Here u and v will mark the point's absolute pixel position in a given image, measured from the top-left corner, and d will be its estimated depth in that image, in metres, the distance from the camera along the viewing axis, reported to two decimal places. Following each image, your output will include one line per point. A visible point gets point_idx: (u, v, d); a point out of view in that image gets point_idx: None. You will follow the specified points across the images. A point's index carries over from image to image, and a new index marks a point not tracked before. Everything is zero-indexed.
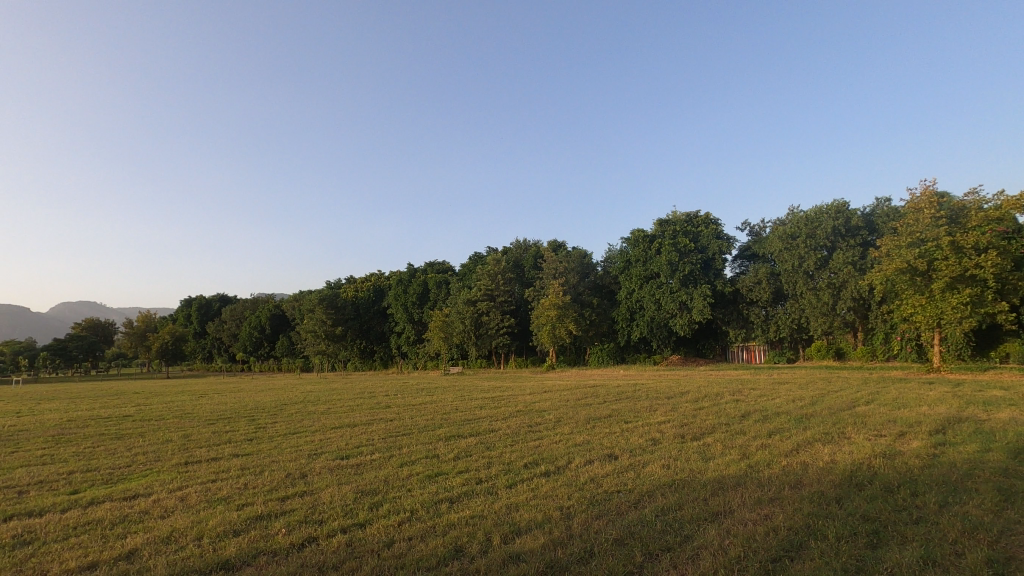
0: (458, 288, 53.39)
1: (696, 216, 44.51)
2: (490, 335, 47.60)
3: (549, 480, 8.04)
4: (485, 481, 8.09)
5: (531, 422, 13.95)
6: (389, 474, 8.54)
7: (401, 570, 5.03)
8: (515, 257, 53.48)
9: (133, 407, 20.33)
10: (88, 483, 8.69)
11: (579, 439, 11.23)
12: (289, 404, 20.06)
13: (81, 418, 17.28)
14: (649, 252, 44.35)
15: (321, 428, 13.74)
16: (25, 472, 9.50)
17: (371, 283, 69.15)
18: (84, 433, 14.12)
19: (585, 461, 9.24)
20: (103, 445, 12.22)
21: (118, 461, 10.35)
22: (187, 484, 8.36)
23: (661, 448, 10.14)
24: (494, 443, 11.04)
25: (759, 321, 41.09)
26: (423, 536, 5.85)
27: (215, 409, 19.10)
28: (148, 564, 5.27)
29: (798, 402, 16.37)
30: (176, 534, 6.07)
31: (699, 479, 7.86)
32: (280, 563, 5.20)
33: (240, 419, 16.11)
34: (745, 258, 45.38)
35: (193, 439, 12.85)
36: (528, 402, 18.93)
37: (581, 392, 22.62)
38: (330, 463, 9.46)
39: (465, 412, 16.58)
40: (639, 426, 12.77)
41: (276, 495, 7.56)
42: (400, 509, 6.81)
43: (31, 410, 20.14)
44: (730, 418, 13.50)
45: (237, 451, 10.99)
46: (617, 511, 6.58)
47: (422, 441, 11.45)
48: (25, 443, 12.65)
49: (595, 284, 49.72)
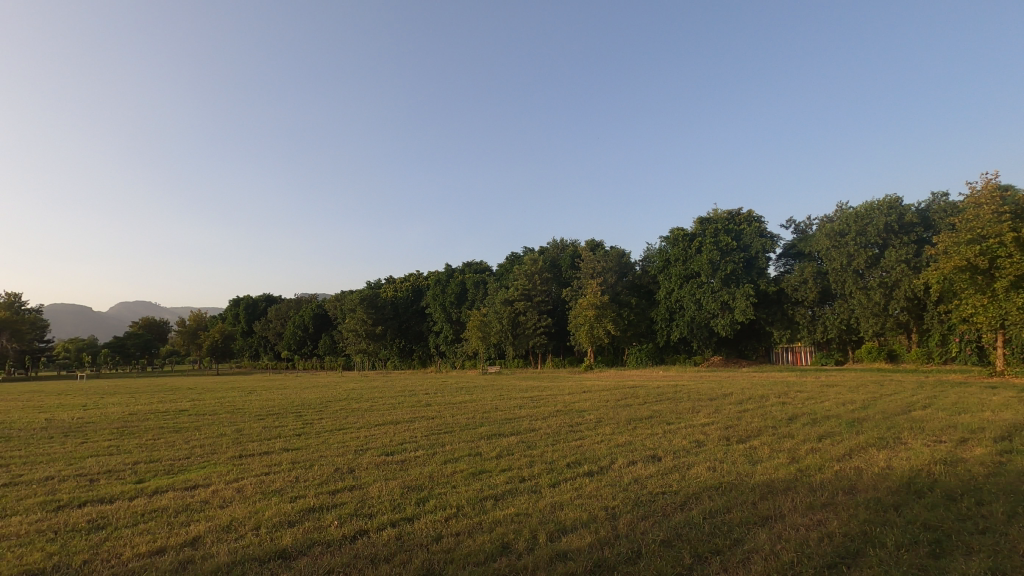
0: (495, 288, 53.71)
1: (738, 213, 43.50)
2: (527, 335, 47.68)
3: (593, 480, 8.02)
4: (528, 479, 8.14)
5: (571, 421, 13.94)
6: (434, 471, 8.69)
7: (450, 564, 5.13)
8: (552, 257, 53.39)
9: (188, 403, 21.28)
10: (151, 473, 9.17)
11: (621, 440, 11.15)
12: (333, 401, 20.63)
13: (142, 411, 18.24)
14: (689, 251, 43.54)
15: (366, 425, 14.10)
16: (94, 461, 10.10)
17: (410, 283, 70.36)
18: (145, 426, 14.89)
19: (628, 462, 9.15)
20: (164, 438, 12.87)
21: (176, 453, 10.87)
22: (242, 476, 8.73)
23: (706, 450, 9.94)
24: (535, 442, 11.07)
25: (805, 321, 39.75)
26: (470, 532, 5.94)
27: (264, 405, 19.82)
28: (211, 551, 5.53)
29: (850, 405, 15.78)
30: (235, 523, 6.35)
31: (747, 482, 7.69)
32: (333, 555, 5.36)
33: (289, 414, 16.72)
34: (789, 257, 43.97)
35: (245, 433, 13.37)
36: (567, 402, 18.83)
37: (621, 392, 22.39)
38: (376, 459, 9.69)
39: (505, 411, 16.66)
40: (681, 428, 12.58)
41: (327, 488, 7.80)
42: (446, 505, 6.93)
43: (96, 404, 21.37)
44: (777, 420, 13.15)
45: (286, 445, 11.37)
46: (664, 512, 6.50)
47: (464, 440, 11.58)
48: (94, 435, 13.45)
49: (633, 284, 49.20)
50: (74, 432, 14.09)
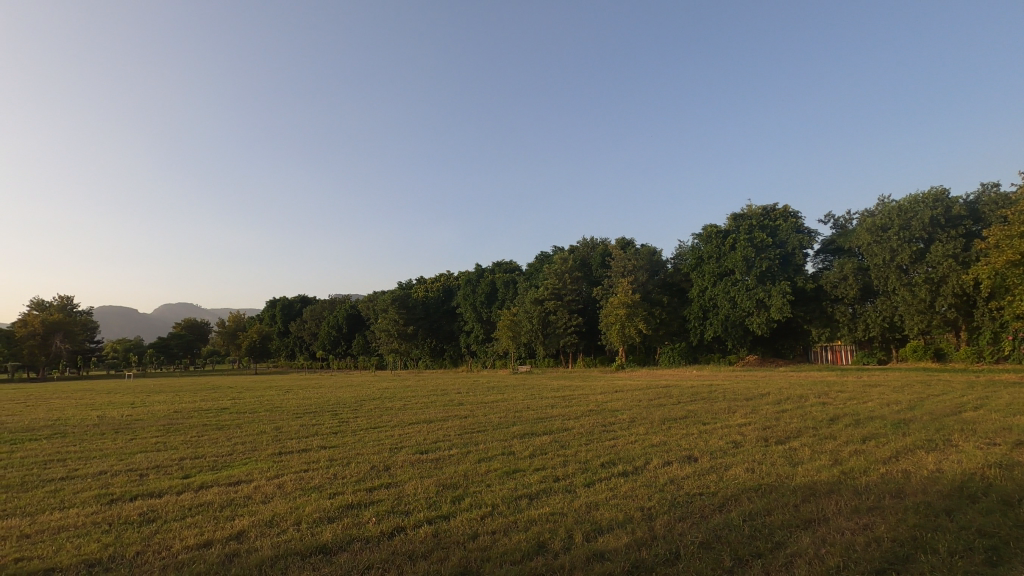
0: (525, 287, 53.75)
1: (773, 209, 42.52)
2: (558, 334, 47.55)
3: (628, 480, 7.95)
4: (562, 479, 8.11)
5: (604, 421, 13.84)
6: (468, 469, 8.77)
7: (487, 562, 5.16)
8: (581, 255, 53.15)
9: (229, 401, 21.91)
10: (197, 468, 9.51)
11: (656, 440, 11.03)
12: (367, 400, 21.01)
13: (187, 409, 18.95)
14: (722, 248, 42.72)
15: (400, 423, 14.32)
16: (144, 457, 10.52)
17: (441, 283, 71.05)
18: (189, 423, 15.41)
19: (663, 462, 9.02)
20: (207, 435, 13.33)
21: (219, 450, 11.22)
22: (282, 473, 8.96)
23: (744, 452, 9.72)
24: (568, 441, 11.02)
25: (846, 319, 38.47)
26: (506, 530, 5.96)
27: (300, 403, 20.32)
28: (255, 545, 5.70)
29: (895, 406, 15.21)
30: (277, 518, 6.52)
31: (788, 484, 7.49)
32: (372, 551, 5.45)
33: (326, 412, 17.11)
34: (828, 253, 42.65)
35: (284, 431, 13.70)
36: (599, 401, 18.69)
37: (654, 392, 22.09)
38: (411, 457, 9.81)
39: (537, 410, 16.64)
40: (717, 428, 12.34)
41: (364, 485, 7.94)
42: (482, 503, 6.97)
43: (144, 402, 22.28)
44: (818, 421, 12.78)
45: (324, 443, 11.64)
46: (702, 514, 6.40)
47: (496, 438, 11.63)
48: (142, 431, 14.01)
49: (665, 282, 48.53)
50: (123, 428, 14.72)
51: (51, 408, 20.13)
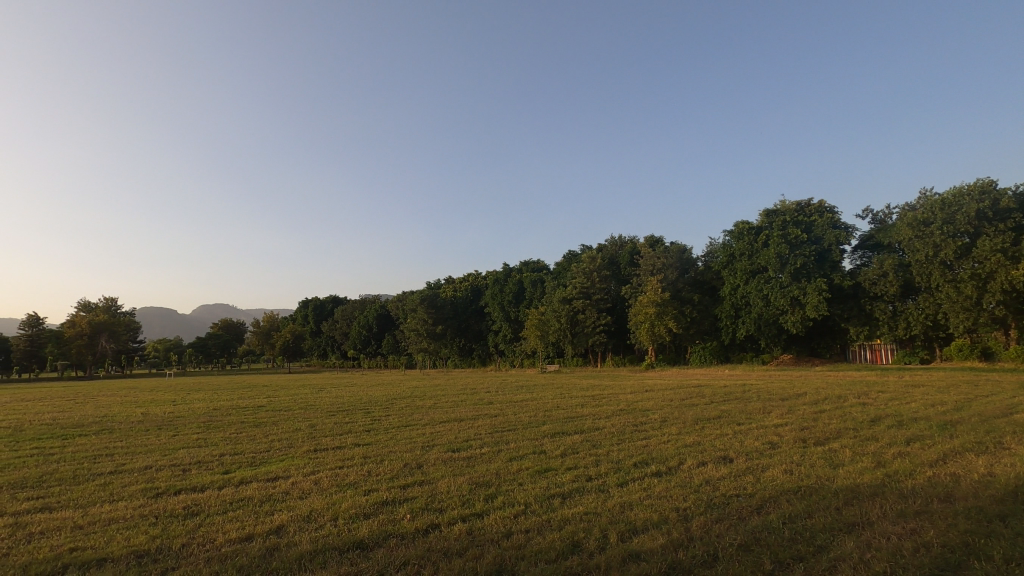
0: (553, 287, 53.68)
1: (808, 204, 41.42)
2: (587, 333, 47.33)
3: (662, 480, 7.86)
4: (595, 478, 8.06)
5: (635, 421, 13.69)
6: (500, 467, 8.81)
7: (522, 560, 5.16)
8: (610, 254, 52.78)
9: (265, 399, 22.47)
10: (237, 464, 9.79)
11: (689, 440, 10.89)
12: (398, 398, 21.28)
13: (226, 406, 19.54)
14: (755, 245, 41.81)
15: (432, 422, 14.44)
16: (187, 453, 10.88)
17: (469, 283, 71.52)
18: (228, 420, 15.89)
19: (698, 462, 8.88)
20: (245, 432, 13.68)
21: (256, 446, 11.51)
22: (319, 469, 9.15)
23: (781, 453, 9.50)
24: (599, 441, 10.93)
25: (886, 317, 37.16)
26: (539, 529, 5.95)
27: (333, 401, 20.64)
28: (295, 539, 5.82)
29: (940, 407, 14.63)
30: (315, 513, 6.65)
31: (829, 486, 7.27)
32: (408, 547, 5.51)
33: (358, 410, 17.40)
34: (866, 249, 41.33)
35: (319, 428, 14.00)
36: (630, 401, 18.50)
37: (685, 391, 21.75)
38: (444, 455, 9.88)
39: (567, 409, 16.60)
40: (752, 428, 12.08)
41: (397, 482, 8.05)
42: (514, 501, 7.00)
43: (184, 399, 22.99)
44: (858, 422, 12.41)
45: (358, 441, 11.84)
46: (739, 515, 6.28)
47: (527, 437, 11.64)
48: (184, 428, 14.49)
49: (696, 280, 47.82)
50: (166, 425, 15.26)
51: (99, 405, 21.07)
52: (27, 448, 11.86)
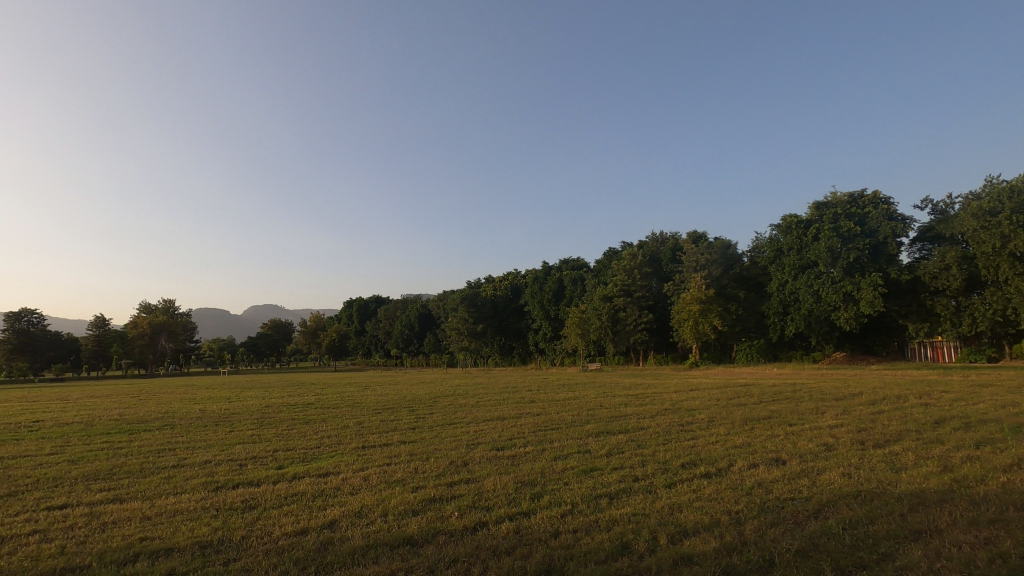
0: (593, 284, 53.35)
1: (861, 195, 39.62)
2: (628, 331, 46.75)
3: (712, 482, 7.67)
4: (642, 479, 7.93)
5: (680, 420, 13.40)
6: (545, 466, 8.78)
7: (572, 561, 5.13)
8: (650, 251, 52.04)
9: (314, 396, 23.16)
10: (289, 459, 10.13)
11: (739, 440, 10.58)
12: (441, 397, 21.52)
13: (277, 404, 20.31)
14: (804, 239, 40.27)
15: (474, 420, 14.55)
16: (243, 448, 11.34)
17: (509, 281, 71.84)
18: (280, 417, 16.48)
19: (749, 464, 8.62)
20: (296, 428, 14.14)
21: (307, 442, 11.89)
22: (367, 466, 9.36)
23: (838, 455, 9.11)
24: (645, 441, 10.74)
25: (948, 313, 35.12)
26: (587, 529, 5.92)
27: (379, 399, 21.15)
28: (347, 534, 5.97)
29: (1010, 408, 13.73)
30: (365, 509, 6.81)
31: (890, 491, 6.95)
32: (456, 544, 5.56)
33: (402, 408, 17.76)
34: (926, 241, 39.26)
35: (366, 426, 14.33)
36: (674, 400, 18.19)
37: (732, 391, 21.20)
38: (488, 453, 9.94)
39: (611, 408, 16.46)
40: (806, 430, 11.63)
41: (444, 480, 8.15)
42: (561, 501, 6.97)
43: (238, 397, 24.00)
44: (920, 424, 11.81)
45: (403, 438, 12.03)
46: (795, 520, 6.06)
47: (571, 436, 11.58)
48: (239, 424, 15.12)
49: (740, 276, 46.63)
50: (222, 421, 15.93)
51: (161, 402, 22.27)
52: (97, 441, 12.61)
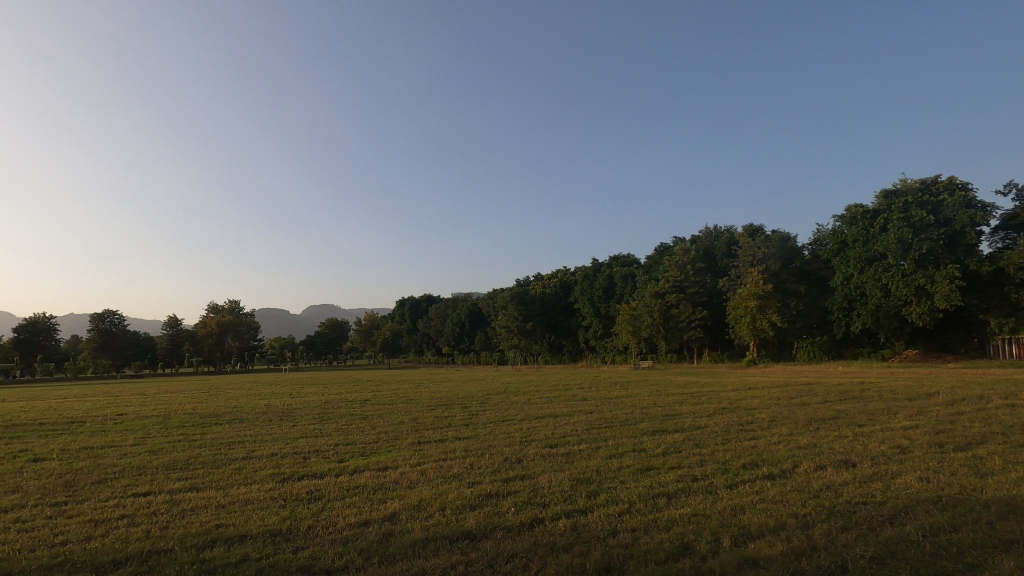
0: (644, 281, 52.46)
1: (934, 181, 37.19)
2: (681, 328, 45.58)
3: (776, 483, 7.39)
4: (701, 479, 7.72)
5: (739, 420, 12.94)
6: (600, 464, 8.70)
7: (631, 560, 5.05)
8: (704, 245, 50.73)
9: (370, 393, 23.87)
10: (350, 453, 10.49)
11: (803, 441, 10.13)
12: (493, 394, 21.74)
13: (336, 399, 21.13)
14: (871, 230, 38.05)
15: (526, 417, 14.58)
16: (306, 442, 11.82)
17: (558, 279, 71.71)
18: (340, 413, 17.09)
19: (815, 466, 8.23)
20: (355, 423, 14.67)
21: (365, 437, 12.26)
22: (424, 461, 9.56)
23: (913, 458, 8.56)
24: (702, 441, 10.44)
25: None
26: (645, 529, 5.83)
27: (432, 396, 21.57)
28: (408, 526, 6.12)
29: None
30: (423, 503, 6.95)
31: (976, 497, 6.48)
32: (514, 540, 5.59)
33: (456, 405, 18.04)
34: (1009, 229, 36.39)
35: (421, 422, 14.62)
36: (733, 399, 17.62)
37: (795, 390, 20.35)
38: (542, 451, 9.94)
39: (665, 407, 16.13)
40: (877, 431, 11.02)
41: (499, 476, 8.22)
42: (618, 500, 6.87)
43: (300, 393, 25.02)
44: (1006, 426, 10.95)
45: (458, 434, 12.23)
46: (868, 525, 5.75)
47: (625, 435, 11.41)
48: (302, 419, 15.80)
49: (801, 270, 44.75)
50: (285, 416, 16.66)
51: (230, 397, 23.47)
52: (174, 434, 13.45)
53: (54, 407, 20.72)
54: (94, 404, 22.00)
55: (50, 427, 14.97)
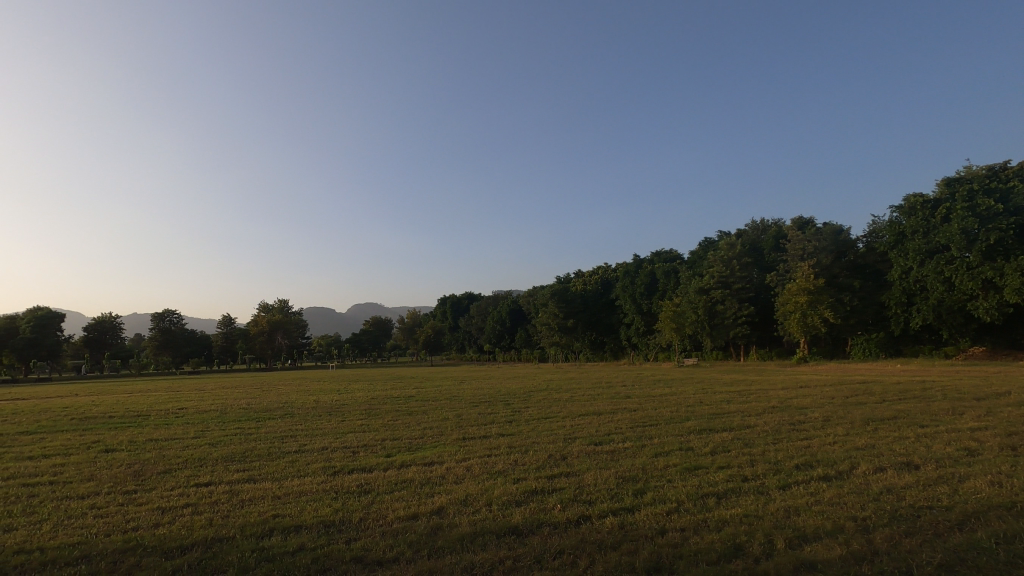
0: (688, 277, 51.37)
1: (1003, 167, 35.07)
2: (727, 325, 44.28)
3: (832, 485, 7.11)
4: (752, 479, 7.52)
5: (791, 419, 12.49)
6: (646, 463, 8.58)
7: (681, 560, 4.97)
8: (750, 240, 49.32)
9: (414, 390, 24.34)
10: (397, 448, 10.71)
11: (860, 442, 9.70)
12: (536, 391, 21.77)
13: (382, 396, 21.62)
14: (932, 221, 36.05)
15: (569, 415, 14.50)
16: (355, 437, 12.13)
17: (598, 276, 71.19)
18: (386, 409, 17.47)
19: (874, 468, 7.88)
20: (401, 419, 14.97)
21: (411, 433, 12.47)
22: (469, 456, 9.67)
23: (983, 461, 8.07)
24: (751, 440, 10.16)
25: None
26: (696, 529, 5.72)
27: (475, 393, 21.76)
28: (455, 520, 6.21)
29: None
30: (470, 498, 7.04)
31: None
32: (561, 536, 5.59)
33: (498, 402, 18.19)
34: None
35: (465, 418, 14.78)
36: (783, 397, 17.05)
37: (850, 388, 19.50)
38: (586, 449, 9.86)
39: (713, 405, 15.75)
40: (942, 432, 10.42)
41: (544, 473, 8.21)
42: (666, 498, 6.77)
43: (346, 389, 25.75)
44: None
45: (502, 431, 12.28)
46: (934, 530, 5.46)
47: (671, 433, 11.21)
48: (350, 414, 16.24)
49: (855, 264, 42.87)
50: (334, 411, 17.16)
51: (281, 393, 24.38)
52: (231, 427, 14.07)
53: (121, 402, 22.01)
54: (157, 399, 23.26)
55: (119, 420, 15.92)
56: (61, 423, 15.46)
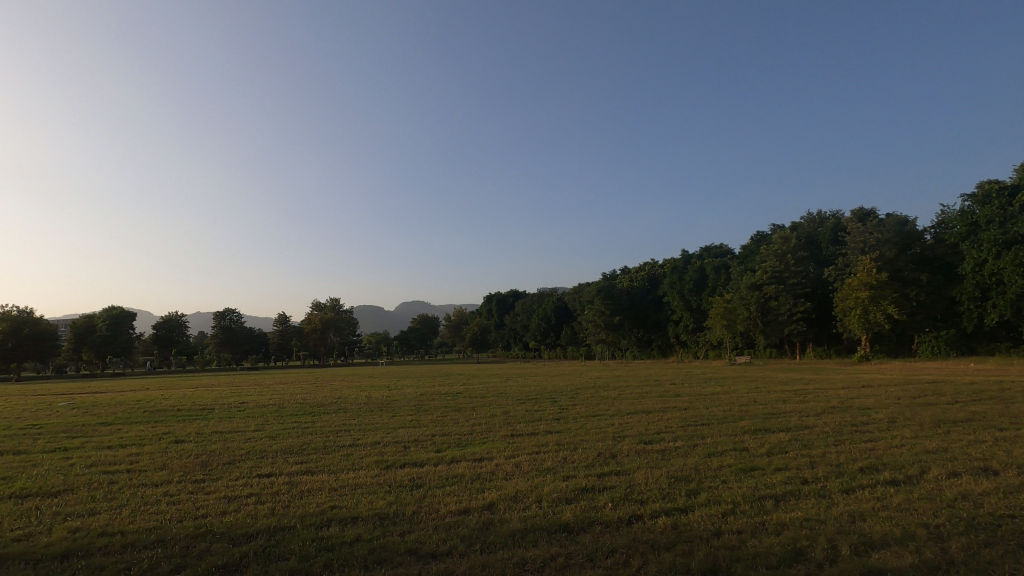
0: (740, 272, 49.83)
1: None
2: (781, 322, 42.62)
3: (901, 490, 6.74)
4: (812, 482, 7.21)
5: (853, 420, 11.89)
6: (698, 463, 8.38)
7: (738, 563, 4.84)
8: (806, 233, 47.40)
9: (461, 386, 24.63)
10: (446, 444, 10.87)
11: (932, 445, 9.13)
12: (582, 389, 21.62)
13: (431, 392, 21.94)
14: (1010, 209, 33.57)
15: (617, 413, 14.30)
16: (405, 432, 12.38)
17: (646, 273, 69.98)
18: (435, 405, 17.69)
19: (947, 473, 7.41)
20: (449, 416, 15.17)
21: (460, 429, 12.63)
22: (517, 454, 9.69)
23: None
24: (811, 441, 9.76)
25: None
26: (753, 531, 5.56)
27: (521, 390, 21.83)
28: (507, 516, 6.25)
29: None
30: (520, 494, 7.07)
31: None
32: (613, 536, 5.53)
33: (545, 399, 18.16)
34: None
35: (512, 416, 14.80)
36: (844, 397, 16.25)
37: (918, 388, 18.37)
38: (636, 447, 9.73)
39: (769, 405, 15.15)
40: (1023, 436, 9.68)
41: (594, 471, 8.16)
42: (721, 500, 6.59)
43: (396, 385, 26.38)
44: None
45: (550, 428, 12.25)
46: (1017, 541, 5.09)
47: (725, 433, 10.88)
48: (401, 410, 16.56)
49: (922, 257, 40.34)
50: (385, 407, 17.54)
51: (334, 389, 25.22)
52: (288, 421, 14.62)
53: (188, 395, 23.30)
54: (220, 393, 24.51)
55: (186, 413, 16.84)
56: (134, 415, 16.48)
